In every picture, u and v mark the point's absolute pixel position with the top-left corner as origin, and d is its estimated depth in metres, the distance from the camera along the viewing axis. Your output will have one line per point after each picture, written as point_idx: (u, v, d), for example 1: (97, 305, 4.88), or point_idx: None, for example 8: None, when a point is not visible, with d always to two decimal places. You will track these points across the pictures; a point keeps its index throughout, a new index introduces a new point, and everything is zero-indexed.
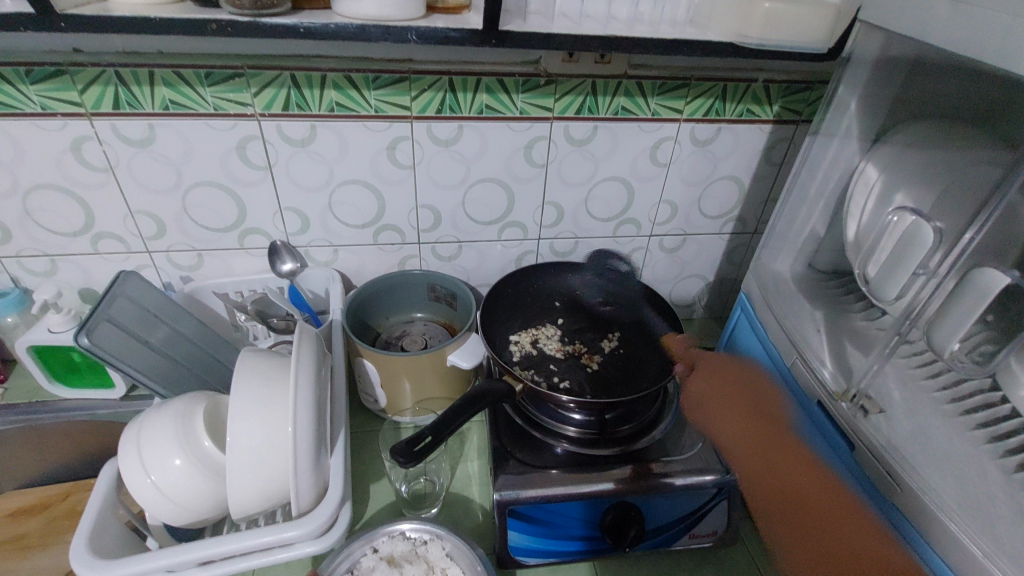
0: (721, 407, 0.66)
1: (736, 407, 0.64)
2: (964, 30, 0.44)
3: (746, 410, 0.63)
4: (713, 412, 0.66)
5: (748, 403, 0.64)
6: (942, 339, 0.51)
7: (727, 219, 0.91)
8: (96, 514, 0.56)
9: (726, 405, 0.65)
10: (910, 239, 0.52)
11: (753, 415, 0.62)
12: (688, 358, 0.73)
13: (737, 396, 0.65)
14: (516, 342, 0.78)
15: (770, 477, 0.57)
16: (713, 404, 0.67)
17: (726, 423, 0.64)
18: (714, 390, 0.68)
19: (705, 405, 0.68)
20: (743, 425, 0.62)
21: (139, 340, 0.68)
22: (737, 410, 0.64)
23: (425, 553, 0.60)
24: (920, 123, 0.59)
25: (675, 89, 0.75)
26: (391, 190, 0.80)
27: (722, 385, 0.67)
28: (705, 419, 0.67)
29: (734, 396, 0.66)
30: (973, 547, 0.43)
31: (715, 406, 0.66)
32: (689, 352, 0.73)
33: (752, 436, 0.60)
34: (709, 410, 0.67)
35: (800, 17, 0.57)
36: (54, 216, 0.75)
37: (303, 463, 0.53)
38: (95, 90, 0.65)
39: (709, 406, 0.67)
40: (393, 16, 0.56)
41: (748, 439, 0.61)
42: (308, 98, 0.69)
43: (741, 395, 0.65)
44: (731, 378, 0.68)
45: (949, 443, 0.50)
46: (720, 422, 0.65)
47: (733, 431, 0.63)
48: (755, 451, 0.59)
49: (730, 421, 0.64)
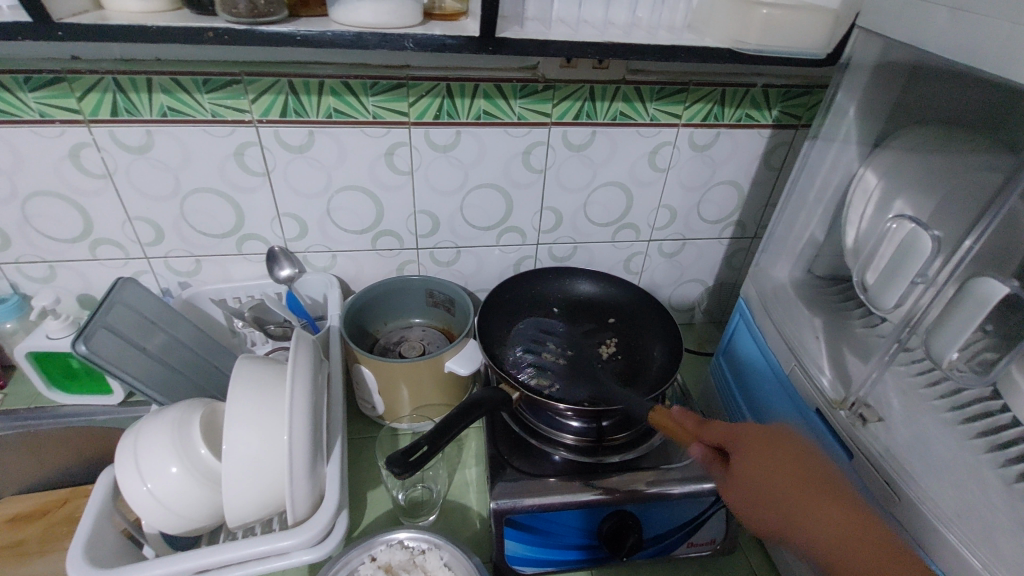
0: (777, 494, 0.49)
1: (789, 484, 0.49)
2: (963, 37, 0.44)
3: (803, 490, 0.49)
4: (769, 499, 0.50)
5: (799, 475, 0.50)
6: (940, 348, 0.48)
7: (727, 224, 0.90)
8: (92, 522, 0.56)
9: (781, 493, 0.49)
10: (908, 249, 0.51)
11: (808, 494, 0.48)
12: (710, 436, 0.55)
13: (794, 474, 0.50)
14: (525, 351, 0.78)
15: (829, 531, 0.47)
16: (775, 497, 0.49)
17: (779, 511, 0.49)
18: (763, 470, 0.50)
19: (755, 491, 0.50)
20: (803, 501, 0.48)
21: (137, 347, 0.68)
22: (790, 486, 0.49)
23: (423, 562, 0.60)
24: (920, 129, 0.58)
25: (674, 94, 0.75)
26: (389, 196, 0.79)
27: (774, 468, 0.50)
28: None
29: (789, 470, 0.50)
30: (972, 559, 0.43)
31: (769, 490, 0.50)
32: (709, 428, 0.55)
33: (811, 509, 0.48)
34: (763, 501, 0.50)
35: (798, 23, 0.56)
36: (52, 222, 0.75)
37: (298, 471, 0.53)
38: (93, 97, 0.65)
39: (761, 491, 0.50)
40: (389, 23, 0.56)
41: (823, 519, 0.47)
42: (306, 104, 0.69)
43: (796, 473, 0.50)
44: (774, 450, 0.51)
45: (949, 453, 0.50)
46: (790, 516, 0.48)
47: (802, 514, 0.48)
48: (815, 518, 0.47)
49: (798, 511, 0.48)
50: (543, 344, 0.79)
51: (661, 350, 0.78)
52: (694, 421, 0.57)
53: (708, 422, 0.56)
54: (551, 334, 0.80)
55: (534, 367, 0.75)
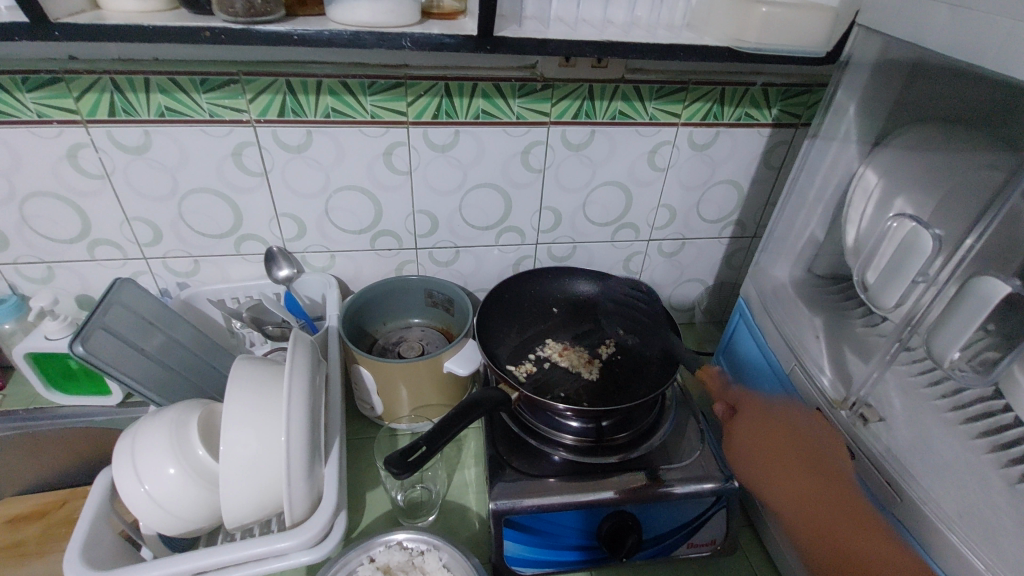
0: (765, 454, 0.62)
1: (786, 459, 0.60)
2: (963, 35, 0.43)
3: (786, 459, 0.60)
4: (758, 460, 0.63)
5: (794, 457, 0.59)
6: (942, 348, 0.48)
7: (727, 223, 0.90)
8: (90, 523, 0.56)
9: (775, 457, 0.61)
10: (908, 246, 0.51)
11: (810, 473, 0.57)
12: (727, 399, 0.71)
13: (785, 448, 0.60)
14: (509, 346, 0.79)
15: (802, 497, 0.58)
16: (758, 449, 0.63)
17: (764, 470, 0.62)
18: (759, 433, 0.64)
19: (750, 450, 0.64)
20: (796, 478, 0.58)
21: (135, 348, 0.68)
22: (789, 464, 0.59)
23: (422, 563, 0.59)
24: (920, 127, 0.58)
25: (674, 93, 0.75)
26: (388, 195, 0.79)
27: (769, 434, 0.63)
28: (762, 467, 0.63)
29: (778, 441, 0.62)
30: (975, 560, 0.43)
31: (758, 452, 0.63)
32: (728, 393, 0.71)
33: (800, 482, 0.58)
34: (751, 456, 0.64)
35: (798, 21, 0.56)
36: (50, 222, 0.75)
37: (296, 473, 0.53)
38: (91, 98, 0.65)
39: (750, 450, 0.64)
40: (387, 22, 0.56)
41: (796, 484, 0.58)
42: (304, 104, 0.69)
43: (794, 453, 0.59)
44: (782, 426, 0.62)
45: (951, 452, 0.49)
46: (767, 468, 0.62)
47: (775, 476, 0.61)
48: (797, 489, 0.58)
49: (776, 470, 0.61)
50: (528, 339, 0.80)
51: (660, 350, 0.78)
52: (722, 385, 0.72)
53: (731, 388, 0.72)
54: (539, 329, 0.82)
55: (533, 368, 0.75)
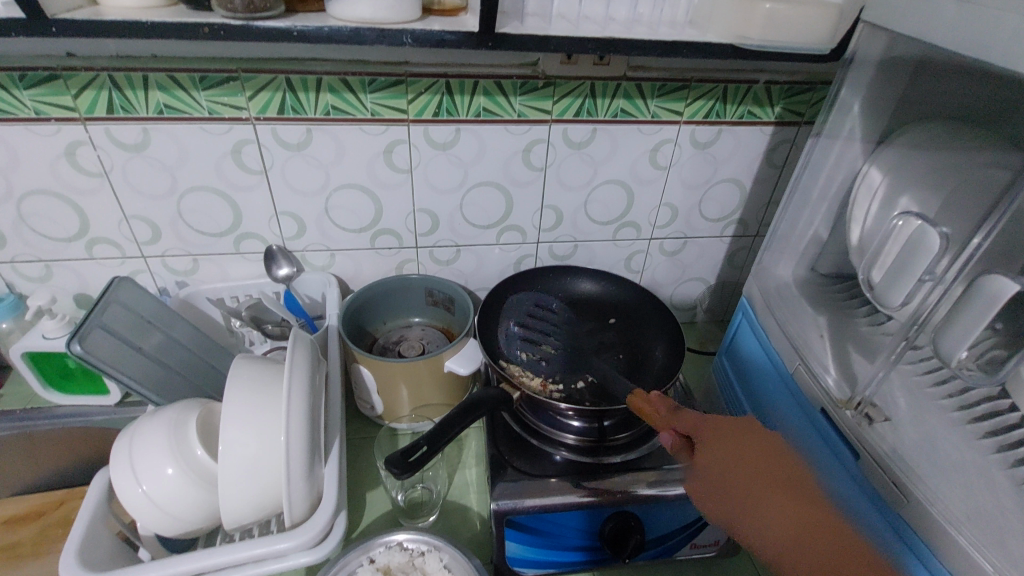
0: (736, 481, 0.52)
1: (762, 486, 0.51)
2: (971, 32, 0.43)
3: (763, 485, 0.51)
4: (726, 489, 0.53)
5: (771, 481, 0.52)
6: (949, 347, 0.47)
7: (728, 222, 0.90)
8: (87, 524, 0.56)
9: (750, 485, 0.51)
10: (917, 243, 0.50)
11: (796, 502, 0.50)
12: (679, 426, 0.58)
13: (766, 474, 0.52)
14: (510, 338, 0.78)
15: (784, 529, 0.48)
16: (726, 477, 0.53)
17: (738, 501, 0.51)
18: (728, 460, 0.53)
19: (719, 479, 0.53)
20: (776, 505, 0.50)
21: (132, 346, 0.67)
22: (767, 491, 0.51)
23: (423, 564, 0.59)
24: (924, 125, 0.58)
25: (675, 91, 0.74)
26: (388, 194, 0.79)
27: (740, 460, 0.53)
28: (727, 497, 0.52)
29: (752, 465, 0.53)
30: (982, 560, 0.42)
31: (727, 481, 0.53)
32: (677, 418, 0.59)
33: (783, 510, 0.49)
34: (717, 485, 0.54)
35: (801, 18, 0.55)
36: (48, 221, 0.74)
37: (295, 473, 0.52)
38: (89, 95, 0.65)
39: (717, 479, 0.54)
40: (387, 19, 0.55)
41: (775, 515, 0.49)
42: (303, 102, 0.69)
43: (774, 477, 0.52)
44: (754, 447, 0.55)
45: (956, 452, 0.49)
46: (739, 498, 0.51)
47: (749, 507, 0.51)
48: (781, 521, 0.49)
49: (752, 498, 0.51)
50: (531, 332, 0.79)
51: (662, 349, 0.77)
52: (665, 408, 0.60)
53: (677, 412, 0.60)
54: (542, 322, 0.81)
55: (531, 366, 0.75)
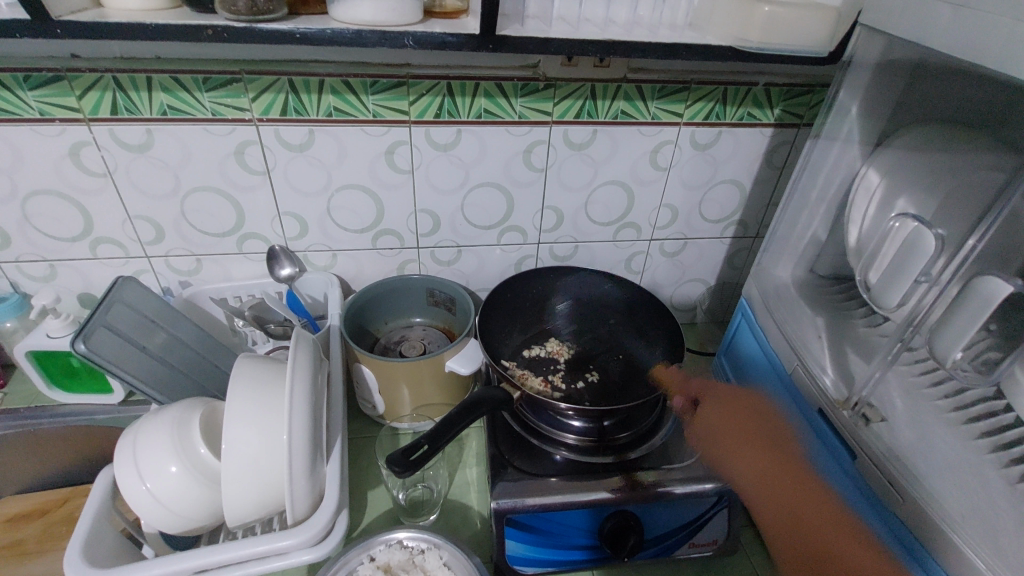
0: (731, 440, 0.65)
1: (757, 447, 0.63)
2: (966, 35, 0.43)
3: (757, 451, 0.62)
4: (729, 451, 0.64)
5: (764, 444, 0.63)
6: (944, 348, 0.48)
7: (728, 223, 0.90)
8: (90, 521, 0.56)
9: (742, 442, 0.65)
10: (912, 246, 0.50)
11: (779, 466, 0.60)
12: (690, 390, 0.71)
13: (760, 441, 0.63)
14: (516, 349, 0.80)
15: (763, 480, 0.61)
16: (723, 435, 0.66)
17: (738, 459, 0.64)
18: (723, 418, 0.68)
19: (717, 436, 0.67)
20: (768, 465, 0.61)
21: (136, 345, 0.68)
22: (767, 455, 0.62)
23: (423, 562, 0.59)
24: (922, 127, 0.58)
25: (675, 93, 0.75)
26: (389, 194, 0.79)
27: (734, 418, 0.67)
28: (730, 462, 0.64)
29: (751, 434, 0.64)
30: (975, 559, 0.42)
31: (727, 442, 0.65)
32: (689, 384, 0.72)
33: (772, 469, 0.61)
34: (723, 444, 0.66)
35: (798, 20, 0.55)
36: (52, 221, 0.75)
37: (297, 471, 0.53)
38: (93, 96, 0.65)
39: (719, 440, 0.66)
40: (389, 21, 0.56)
41: (762, 469, 0.61)
42: (306, 103, 0.69)
43: (772, 447, 0.62)
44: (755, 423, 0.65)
45: (954, 452, 0.50)
46: (733, 456, 0.64)
47: (742, 464, 0.63)
48: (762, 480, 0.61)
49: (739, 453, 0.64)
50: (536, 340, 0.81)
51: (661, 351, 0.78)
52: (681, 377, 0.72)
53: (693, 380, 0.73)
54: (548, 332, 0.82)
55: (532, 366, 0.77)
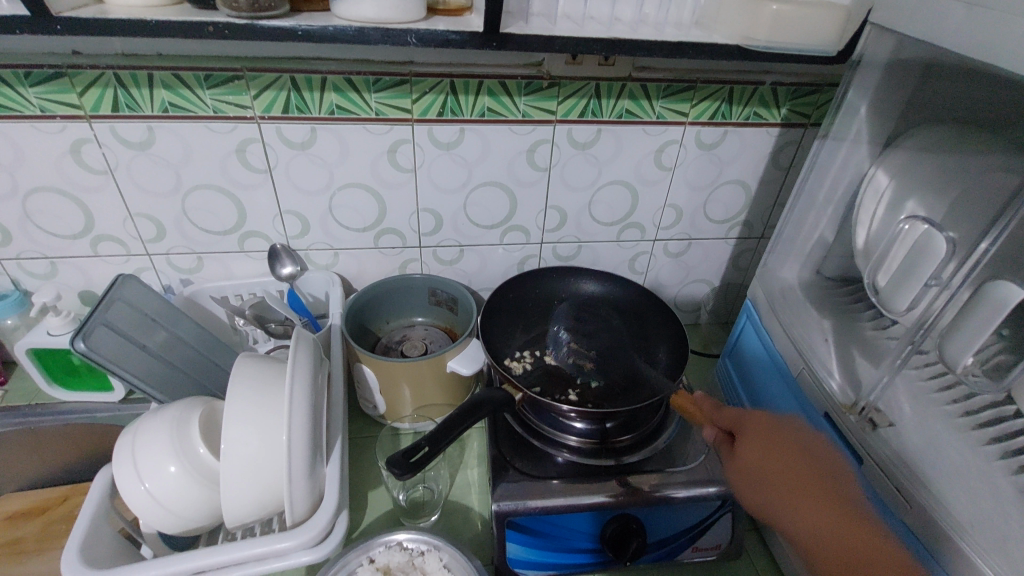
0: (773, 483, 0.53)
1: (788, 477, 0.52)
2: (980, 34, 0.43)
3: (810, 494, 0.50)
4: (761, 481, 0.54)
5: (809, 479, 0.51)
6: (955, 354, 0.48)
7: (734, 223, 0.89)
8: (88, 521, 0.56)
9: (780, 480, 0.52)
10: (920, 250, 0.51)
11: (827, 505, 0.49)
12: (724, 420, 0.60)
13: (801, 473, 0.51)
14: (539, 355, 0.78)
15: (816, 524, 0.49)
16: (763, 475, 0.53)
17: (772, 493, 0.52)
18: (765, 456, 0.54)
19: (756, 474, 0.54)
20: (807, 503, 0.50)
21: (136, 344, 0.67)
22: (792, 483, 0.51)
23: (422, 564, 0.59)
24: (933, 128, 0.57)
25: (681, 92, 0.74)
26: (392, 193, 0.79)
27: (778, 455, 0.53)
28: (755, 487, 0.54)
29: (790, 466, 0.52)
30: (984, 566, 0.42)
31: (764, 477, 0.53)
32: (720, 412, 0.61)
33: (815, 508, 0.49)
34: (758, 480, 0.54)
35: (808, 18, 0.55)
36: (53, 218, 0.74)
37: (297, 472, 0.53)
38: (94, 93, 0.65)
39: (757, 479, 0.54)
40: (392, 18, 0.55)
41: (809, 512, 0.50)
42: (308, 101, 0.69)
43: (800, 474, 0.51)
44: (779, 441, 0.54)
45: (965, 457, 0.49)
46: (772, 490, 0.52)
47: (788, 502, 0.51)
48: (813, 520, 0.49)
49: (795, 501, 0.51)
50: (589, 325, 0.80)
51: (665, 353, 0.77)
52: (712, 405, 0.62)
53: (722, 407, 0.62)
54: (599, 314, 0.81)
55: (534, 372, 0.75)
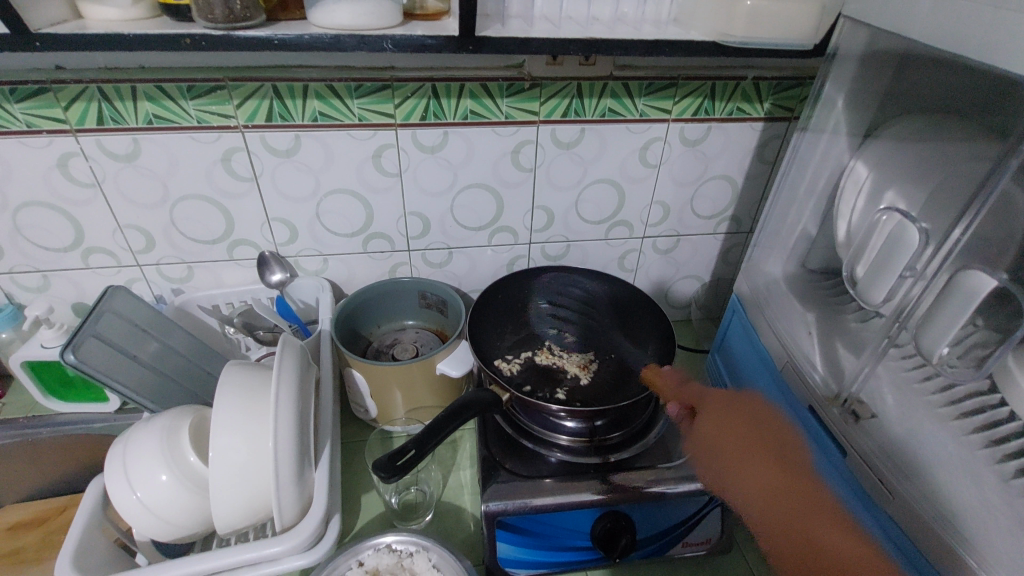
0: (727, 453, 0.60)
1: (745, 452, 0.58)
2: (950, 25, 0.43)
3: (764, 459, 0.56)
4: (718, 452, 0.60)
5: (768, 453, 0.56)
6: (930, 343, 0.49)
7: (721, 219, 0.89)
8: (81, 531, 0.57)
9: (733, 453, 0.59)
10: (895, 241, 0.52)
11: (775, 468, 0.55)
12: (687, 397, 0.66)
13: (761, 443, 0.58)
14: (529, 355, 0.79)
15: (767, 494, 0.54)
16: (721, 448, 0.60)
17: (723, 462, 0.59)
18: (723, 431, 0.61)
19: (716, 450, 0.61)
20: (759, 476, 0.55)
21: (125, 353, 0.68)
22: (747, 455, 0.57)
23: (412, 565, 0.59)
24: (910, 117, 0.57)
25: (663, 89, 0.74)
26: (379, 197, 0.79)
27: (735, 429, 0.61)
28: (713, 460, 0.61)
29: (747, 437, 0.59)
30: (967, 558, 0.42)
31: (720, 448, 0.60)
32: (685, 389, 0.66)
33: (767, 475, 0.55)
34: (715, 452, 0.61)
35: (784, 12, 0.55)
36: (42, 232, 0.75)
37: (285, 477, 0.53)
38: (79, 106, 0.66)
39: (715, 451, 0.61)
40: (366, 25, 0.55)
41: (759, 478, 0.55)
42: (291, 108, 0.69)
43: (758, 442, 0.58)
44: (741, 418, 0.61)
45: (946, 447, 0.49)
46: (727, 459, 0.59)
47: (739, 467, 0.58)
48: (763, 483, 0.55)
49: (743, 465, 0.57)
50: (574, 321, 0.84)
51: (653, 348, 0.77)
52: (678, 379, 0.68)
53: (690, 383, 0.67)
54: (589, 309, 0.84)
55: (524, 373, 0.76)
